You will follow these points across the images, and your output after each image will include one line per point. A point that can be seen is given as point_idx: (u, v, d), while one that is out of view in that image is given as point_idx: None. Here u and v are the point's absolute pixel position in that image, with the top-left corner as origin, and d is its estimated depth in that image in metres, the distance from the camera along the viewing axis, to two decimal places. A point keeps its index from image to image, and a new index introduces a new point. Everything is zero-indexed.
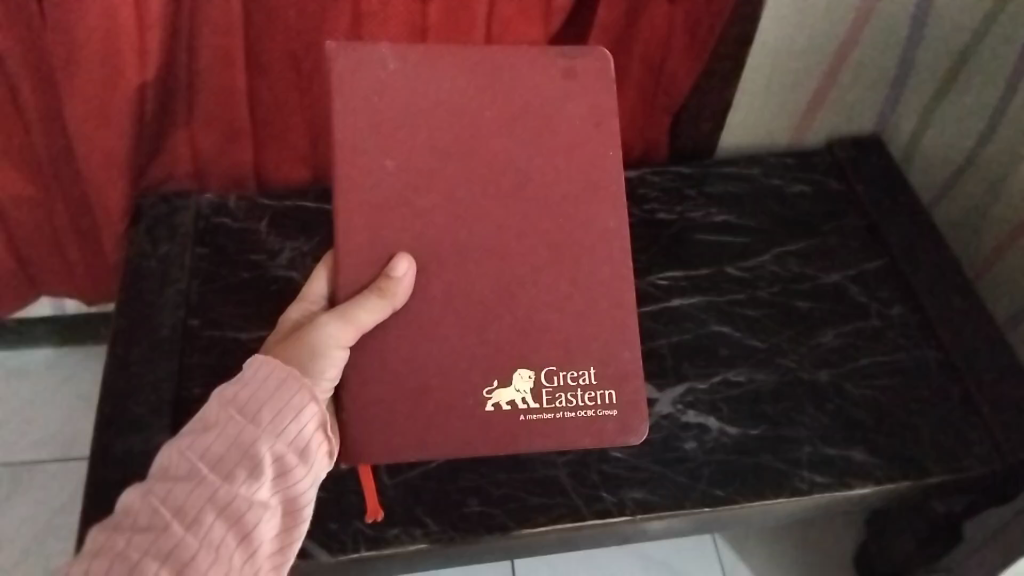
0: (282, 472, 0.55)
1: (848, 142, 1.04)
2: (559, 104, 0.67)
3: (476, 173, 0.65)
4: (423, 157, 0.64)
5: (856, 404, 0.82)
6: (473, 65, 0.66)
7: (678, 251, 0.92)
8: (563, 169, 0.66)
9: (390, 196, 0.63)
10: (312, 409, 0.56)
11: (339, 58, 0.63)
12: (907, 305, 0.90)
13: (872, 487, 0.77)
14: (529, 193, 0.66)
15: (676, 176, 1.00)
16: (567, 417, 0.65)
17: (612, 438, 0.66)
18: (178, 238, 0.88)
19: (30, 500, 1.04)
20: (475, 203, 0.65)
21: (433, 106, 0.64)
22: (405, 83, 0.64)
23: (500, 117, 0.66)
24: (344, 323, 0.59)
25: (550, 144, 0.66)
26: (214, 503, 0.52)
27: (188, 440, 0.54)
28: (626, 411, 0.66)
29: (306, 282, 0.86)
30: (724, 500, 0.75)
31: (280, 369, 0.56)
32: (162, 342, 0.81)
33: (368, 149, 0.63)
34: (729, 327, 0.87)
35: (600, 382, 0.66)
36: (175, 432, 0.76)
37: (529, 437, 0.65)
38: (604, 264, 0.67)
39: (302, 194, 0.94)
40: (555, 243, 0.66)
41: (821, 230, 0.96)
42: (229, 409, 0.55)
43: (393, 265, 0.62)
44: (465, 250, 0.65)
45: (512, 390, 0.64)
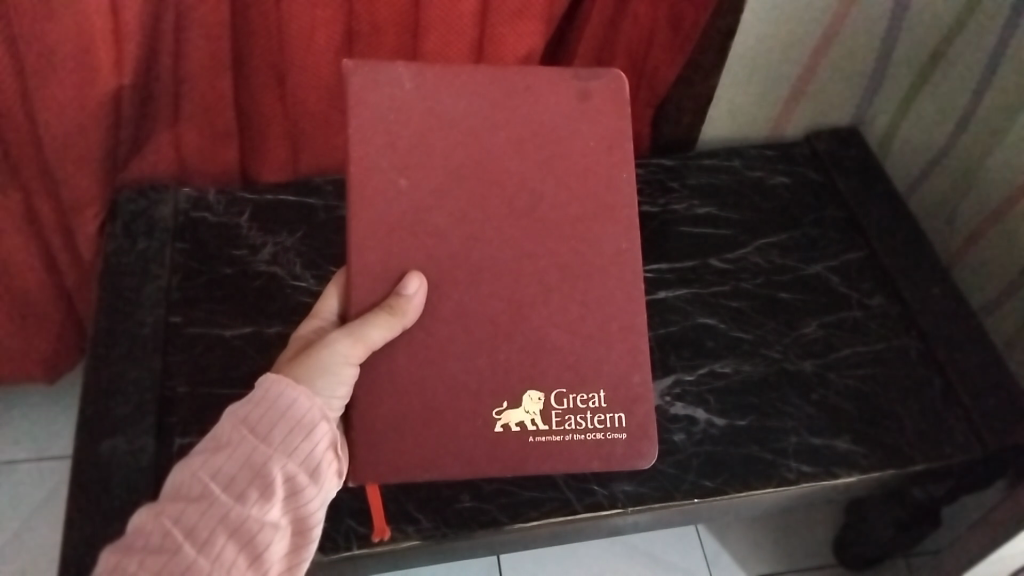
0: (293, 492, 0.55)
1: (828, 134, 1.05)
2: (574, 126, 0.67)
3: (483, 184, 0.65)
4: (422, 160, 0.64)
5: (840, 393, 0.83)
6: (491, 82, 0.66)
7: (662, 243, 0.93)
8: (571, 183, 0.67)
9: (402, 217, 0.64)
10: (324, 427, 0.56)
11: (357, 78, 0.63)
12: (888, 295, 0.91)
13: (858, 476, 0.78)
14: (530, 197, 0.66)
15: (659, 168, 1.00)
16: (576, 440, 0.66)
17: (621, 462, 0.67)
18: (157, 234, 0.86)
19: (10, 498, 1.02)
20: (469, 202, 0.65)
21: (437, 115, 0.65)
22: (425, 102, 0.65)
23: (500, 121, 0.66)
24: (353, 341, 0.59)
25: (570, 163, 0.67)
26: (226, 524, 0.52)
27: (200, 460, 0.54)
28: (635, 434, 0.67)
29: (290, 277, 0.85)
30: (714, 491, 0.75)
31: (291, 389, 0.56)
32: (144, 340, 0.79)
33: (382, 166, 0.63)
34: (714, 319, 0.87)
35: (610, 406, 0.66)
36: (160, 433, 0.74)
37: (537, 459, 0.65)
38: (603, 269, 0.67)
39: (283, 188, 0.93)
40: (560, 254, 0.66)
41: (802, 222, 0.97)
42: (241, 429, 0.55)
43: (404, 284, 0.62)
44: (465, 256, 0.65)
45: (522, 412, 0.65)
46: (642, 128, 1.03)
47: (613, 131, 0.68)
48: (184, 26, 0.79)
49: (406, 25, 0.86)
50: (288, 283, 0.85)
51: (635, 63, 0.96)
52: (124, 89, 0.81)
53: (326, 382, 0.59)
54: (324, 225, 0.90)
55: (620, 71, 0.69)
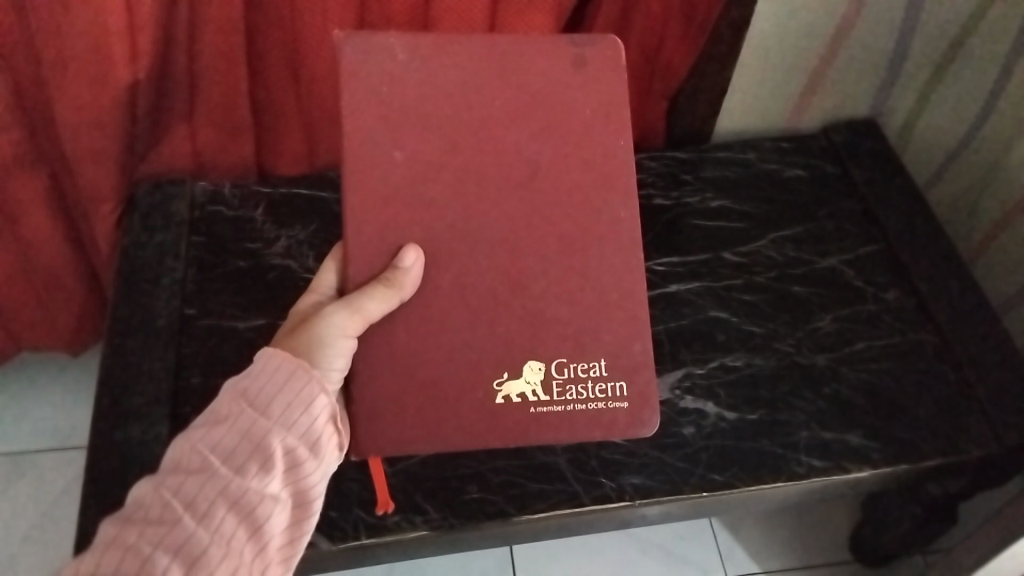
0: (293, 465, 0.56)
1: (845, 126, 1.04)
2: (570, 95, 0.67)
3: (481, 154, 0.65)
4: (424, 139, 0.64)
5: (853, 387, 0.82)
6: (484, 53, 0.66)
7: (674, 236, 0.93)
8: (571, 157, 0.67)
9: (400, 189, 0.64)
10: (323, 401, 0.57)
11: (349, 51, 0.63)
12: (903, 289, 0.90)
13: (870, 471, 0.77)
14: (535, 177, 0.66)
15: (672, 161, 1.00)
16: (577, 409, 0.66)
17: (624, 431, 0.66)
18: (173, 227, 0.88)
19: (29, 489, 1.04)
20: (470, 180, 0.65)
21: (438, 93, 0.65)
22: (418, 73, 0.64)
23: (500, 98, 0.66)
24: (349, 313, 0.60)
25: (567, 133, 0.67)
26: (226, 496, 0.53)
27: (200, 433, 0.55)
28: (637, 403, 0.67)
29: (302, 270, 0.86)
30: (723, 484, 0.75)
31: (289, 362, 0.57)
32: (158, 331, 0.80)
33: (376, 138, 0.63)
34: (726, 312, 0.87)
35: (611, 374, 0.66)
36: (174, 422, 0.75)
37: (540, 429, 0.65)
38: (608, 250, 0.67)
39: (298, 182, 0.94)
40: (559, 229, 0.66)
41: (817, 215, 0.96)
42: (241, 403, 0.56)
43: (400, 256, 0.62)
44: (464, 228, 0.65)
45: (523, 382, 0.65)
46: (656, 121, 1.03)
47: (613, 104, 0.67)
48: (197, 17, 0.80)
49: (418, 23, 0.87)
50: (301, 275, 0.86)
51: (647, 55, 0.96)
52: (140, 84, 0.83)
53: (324, 354, 0.60)
54: (336, 217, 0.91)
55: (616, 38, 0.69)
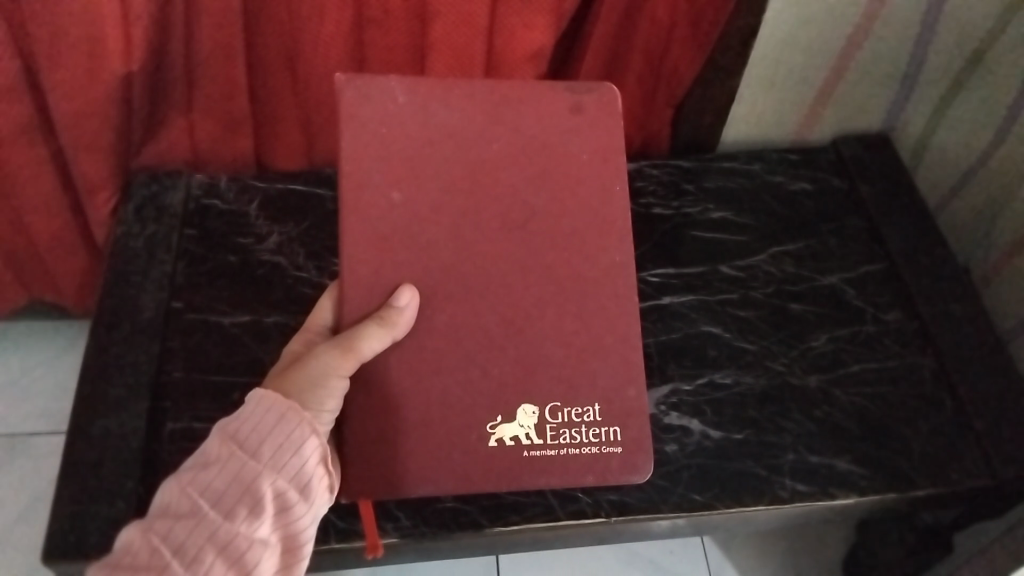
0: (282, 509, 0.56)
1: (855, 140, 1.02)
2: (569, 141, 0.66)
3: (481, 196, 0.65)
4: (423, 183, 0.64)
5: (844, 411, 0.80)
6: (484, 94, 0.66)
7: (671, 247, 0.91)
8: (571, 205, 0.66)
9: (398, 229, 0.63)
10: (313, 443, 0.57)
11: (348, 91, 0.63)
12: (905, 311, 0.88)
13: (855, 498, 0.75)
14: (535, 224, 0.66)
15: (675, 170, 0.99)
16: (571, 454, 0.65)
17: (617, 476, 0.66)
18: (166, 220, 0.88)
19: (22, 470, 1.06)
20: (470, 222, 0.65)
21: (437, 135, 0.65)
22: (417, 113, 0.64)
23: (502, 145, 0.65)
24: (340, 355, 0.59)
25: (567, 178, 0.66)
26: (214, 542, 0.53)
27: (190, 476, 0.56)
28: (631, 449, 0.66)
29: (291, 268, 0.86)
30: (702, 505, 0.73)
31: (280, 403, 0.57)
32: (143, 324, 0.80)
33: (374, 180, 0.63)
34: (719, 328, 0.85)
35: (605, 419, 0.66)
36: (153, 416, 0.75)
37: (532, 474, 0.64)
38: (607, 299, 0.66)
39: (294, 178, 0.94)
40: (558, 275, 0.66)
41: (819, 230, 0.94)
42: (231, 445, 0.56)
43: (395, 297, 0.62)
44: (460, 268, 0.64)
45: (516, 426, 0.64)
46: (662, 127, 1.01)
47: (614, 157, 0.67)
48: (193, 10, 0.80)
49: (416, 22, 0.86)
50: (290, 273, 0.86)
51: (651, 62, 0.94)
52: (135, 76, 0.83)
53: (315, 396, 0.60)
54: (330, 216, 0.91)
55: (615, 86, 0.68)
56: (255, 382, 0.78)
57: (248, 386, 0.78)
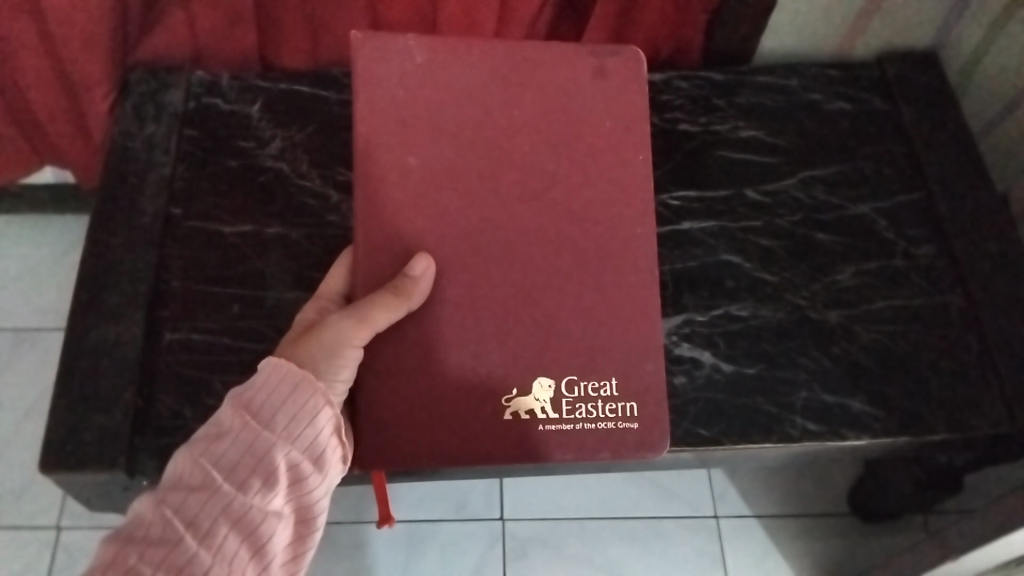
0: (296, 480, 0.56)
1: (901, 57, 0.94)
2: (589, 109, 0.67)
3: (496, 162, 0.65)
4: (442, 150, 0.64)
5: (864, 349, 0.77)
6: (501, 62, 0.67)
7: (695, 168, 0.86)
8: (591, 173, 0.66)
9: (413, 191, 0.64)
10: (327, 413, 0.56)
11: (365, 54, 0.64)
12: (936, 246, 0.83)
13: (868, 440, 0.73)
14: (554, 192, 0.66)
15: (705, 83, 0.93)
16: (587, 429, 0.65)
17: (632, 452, 0.65)
18: (165, 119, 0.84)
19: (31, 366, 1.06)
20: (489, 190, 0.65)
21: (457, 101, 0.65)
22: (435, 81, 0.65)
23: (524, 113, 0.66)
24: (354, 323, 0.59)
25: (582, 148, 0.67)
26: (228, 514, 0.52)
27: (202, 446, 0.54)
28: (647, 425, 0.65)
29: (295, 175, 0.83)
30: (708, 440, 0.71)
31: (295, 372, 0.57)
32: (140, 231, 0.78)
33: (392, 146, 0.64)
34: (739, 257, 0.81)
35: (622, 394, 0.65)
36: (149, 326, 0.73)
37: (547, 448, 0.65)
38: (625, 270, 0.66)
39: (299, 78, 0.89)
40: (571, 244, 0.66)
41: (854, 155, 0.88)
42: (245, 414, 0.55)
43: (410, 265, 0.61)
44: (474, 234, 0.64)
45: (532, 400, 0.64)
46: (693, 36, 0.95)
47: (634, 124, 0.68)
48: None
49: None
50: (293, 181, 0.82)
51: None
52: None
53: (330, 365, 0.60)
54: (335, 120, 0.86)
55: (637, 52, 0.69)
56: (254, 295, 0.76)
57: (247, 299, 0.76)
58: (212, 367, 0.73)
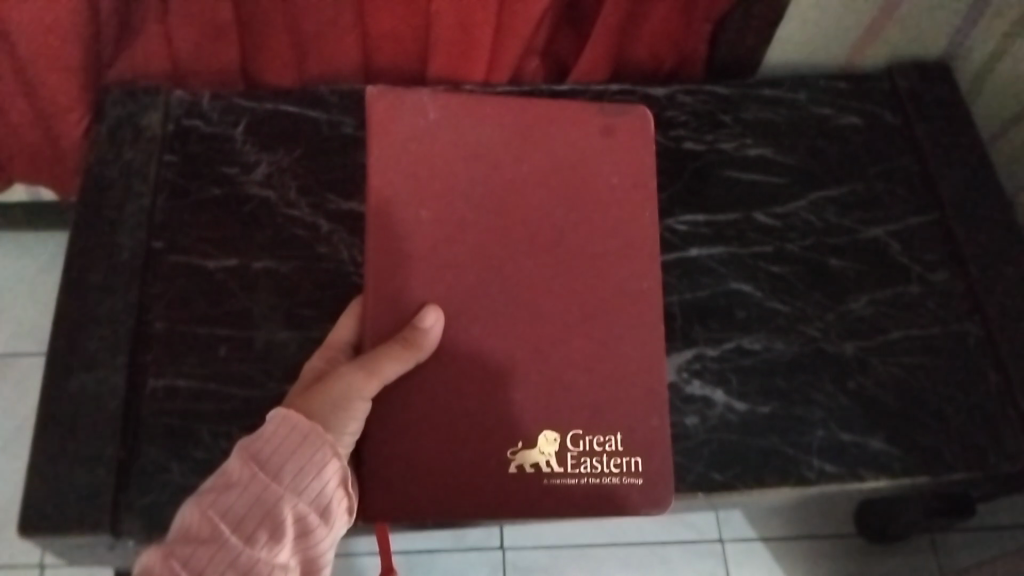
0: (303, 533, 0.55)
1: (913, 67, 0.91)
2: (599, 164, 0.68)
3: (504, 218, 0.65)
4: (453, 203, 0.64)
5: (881, 383, 0.74)
6: (512, 118, 0.67)
7: (702, 190, 0.83)
8: (600, 227, 0.67)
9: (423, 246, 0.63)
10: (335, 464, 0.56)
11: (379, 110, 0.65)
12: (953, 270, 0.80)
13: (887, 481, 0.70)
14: (563, 245, 0.66)
15: (710, 97, 0.89)
16: (591, 483, 0.64)
17: (634, 507, 0.65)
18: (143, 144, 0.79)
19: (8, 394, 1.02)
20: (500, 243, 0.64)
21: (469, 156, 0.65)
22: (449, 135, 0.65)
23: (535, 167, 0.66)
24: (365, 375, 0.58)
25: (591, 202, 0.67)
26: (236, 567, 0.51)
27: (209, 498, 0.53)
28: (652, 480, 0.65)
29: (283, 204, 0.78)
30: (723, 485, 0.69)
31: (304, 424, 0.56)
32: (120, 269, 0.73)
33: (404, 199, 0.63)
34: (750, 286, 0.78)
35: (627, 449, 0.65)
36: (132, 373, 0.69)
37: (550, 502, 0.64)
38: (631, 325, 0.66)
39: (284, 96, 0.84)
40: (578, 300, 0.65)
41: (866, 173, 0.85)
42: (252, 466, 0.54)
43: (421, 316, 0.61)
44: (481, 290, 0.64)
45: (537, 453, 0.63)
46: (697, 46, 0.90)
47: (643, 178, 0.68)
48: None
49: None
50: (281, 210, 0.78)
51: None
52: None
53: (339, 418, 0.59)
54: (323, 143, 0.82)
55: (644, 109, 0.71)
56: (242, 336, 0.72)
57: (236, 341, 0.72)
58: (201, 416, 0.69)
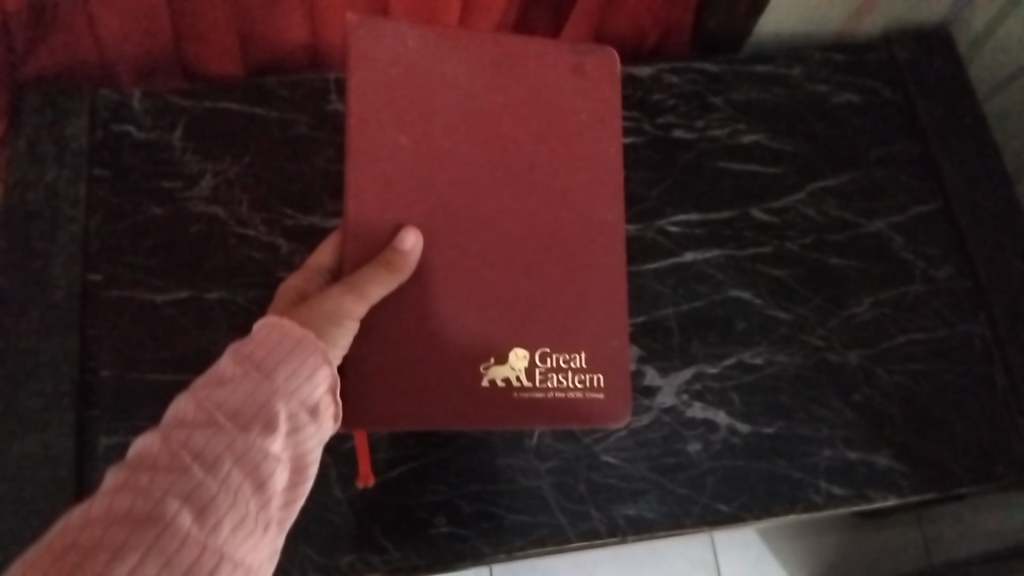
0: (295, 431, 0.44)
1: (911, 38, 0.84)
2: (575, 102, 0.59)
3: (496, 168, 0.56)
4: (429, 134, 0.55)
5: (887, 395, 0.71)
6: (486, 46, 0.57)
7: (694, 186, 0.77)
8: (577, 166, 0.58)
9: (395, 181, 0.54)
10: (324, 369, 0.45)
11: (361, 33, 0.54)
12: (957, 265, 0.76)
13: (895, 500, 0.67)
14: (538, 183, 0.57)
15: (698, 76, 0.81)
16: (555, 399, 0.56)
17: (594, 423, 0.57)
18: (69, 160, 0.70)
19: None
20: (472, 179, 0.56)
21: (443, 84, 0.55)
22: (427, 61, 0.55)
23: (511, 99, 0.57)
24: (352, 297, 0.50)
25: (567, 141, 0.58)
26: (230, 451, 0.41)
27: (201, 390, 0.43)
28: (612, 394, 0.58)
29: (234, 221, 0.70)
30: (729, 517, 0.65)
31: (293, 328, 0.46)
32: (56, 310, 0.65)
33: (378, 125, 0.54)
34: (749, 293, 0.73)
35: (592, 364, 0.57)
36: (81, 431, 0.63)
37: (515, 418, 0.55)
38: (604, 269, 0.58)
39: (225, 92, 0.74)
40: (566, 259, 0.57)
41: (866, 159, 0.79)
42: (243, 361, 0.44)
43: (399, 238, 0.52)
44: (469, 245, 0.55)
45: (506, 367, 0.55)
46: (683, 16, 0.83)
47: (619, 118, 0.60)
48: None
49: None
50: (232, 229, 0.70)
51: None
52: None
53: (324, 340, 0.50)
54: (275, 147, 0.73)
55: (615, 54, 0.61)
56: None
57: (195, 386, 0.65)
58: None
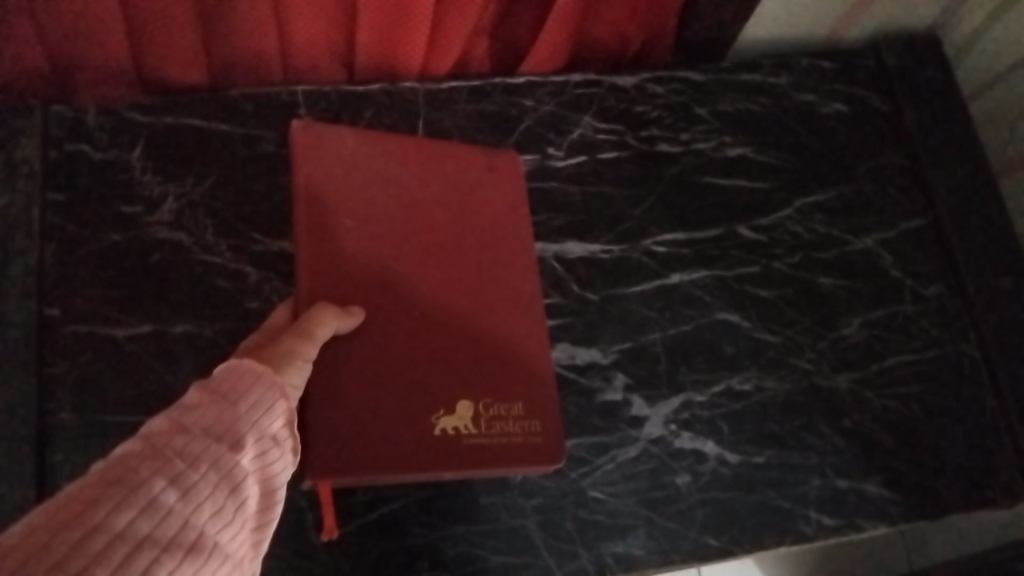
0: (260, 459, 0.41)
1: (901, 44, 0.82)
2: (492, 194, 0.63)
3: (430, 250, 0.58)
4: (370, 218, 0.57)
5: (876, 419, 0.69)
6: (412, 143, 0.61)
7: (681, 202, 0.74)
8: (501, 247, 0.61)
9: (342, 258, 0.55)
10: (282, 404, 0.43)
11: (305, 129, 0.56)
12: (945, 283, 0.75)
13: (885, 528, 0.66)
14: (469, 264, 0.59)
15: (684, 85, 0.78)
16: (502, 445, 0.56)
17: (532, 465, 0.57)
18: (20, 184, 0.66)
19: None
20: (410, 258, 0.57)
21: (378, 176, 0.58)
22: (363, 155, 0.58)
23: (437, 190, 0.60)
24: (302, 338, 0.48)
25: (490, 226, 0.61)
26: (210, 458, 0.38)
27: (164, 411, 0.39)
28: (550, 437, 0.58)
29: (200, 248, 0.66)
30: (719, 551, 0.64)
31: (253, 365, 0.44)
32: (10, 348, 0.62)
33: (324, 208, 0.55)
34: (738, 316, 0.71)
35: (530, 412, 0.58)
36: (41, 477, 0.59)
37: (465, 466, 0.54)
38: (530, 339, 0.60)
39: (185, 107, 0.70)
40: (500, 333, 0.59)
41: (854, 172, 0.77)
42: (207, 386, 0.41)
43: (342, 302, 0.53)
44: (413, 326, 0.56)
45: (454, 417, 0.55)
46: (666, 22, 0.79)
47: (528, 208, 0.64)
48: None
49: None
50: (197, 257, 0.66)
51: None
52: None
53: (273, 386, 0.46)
54: (241, 168, 0.69)
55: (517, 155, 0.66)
56: None
57: None
58: None
